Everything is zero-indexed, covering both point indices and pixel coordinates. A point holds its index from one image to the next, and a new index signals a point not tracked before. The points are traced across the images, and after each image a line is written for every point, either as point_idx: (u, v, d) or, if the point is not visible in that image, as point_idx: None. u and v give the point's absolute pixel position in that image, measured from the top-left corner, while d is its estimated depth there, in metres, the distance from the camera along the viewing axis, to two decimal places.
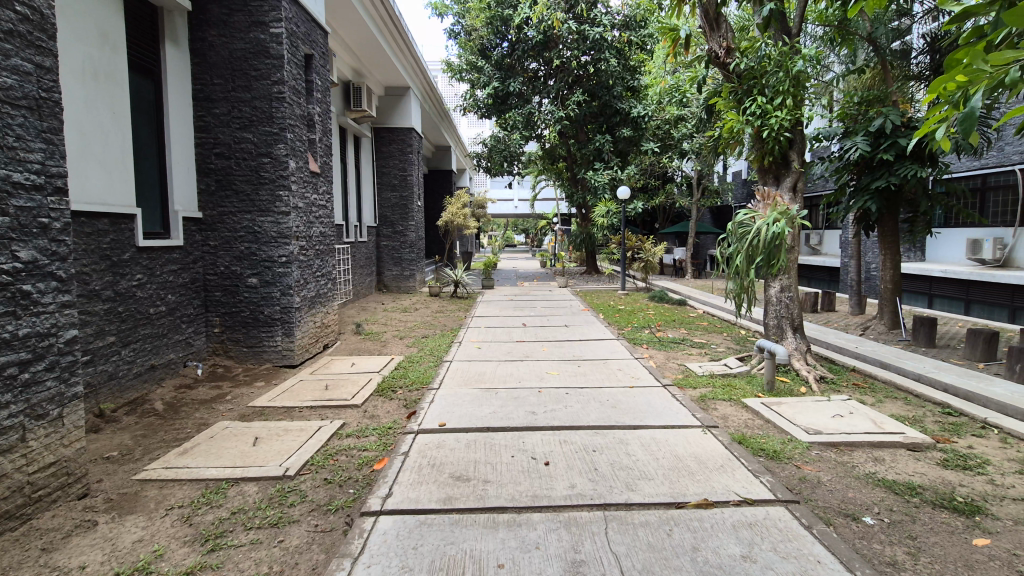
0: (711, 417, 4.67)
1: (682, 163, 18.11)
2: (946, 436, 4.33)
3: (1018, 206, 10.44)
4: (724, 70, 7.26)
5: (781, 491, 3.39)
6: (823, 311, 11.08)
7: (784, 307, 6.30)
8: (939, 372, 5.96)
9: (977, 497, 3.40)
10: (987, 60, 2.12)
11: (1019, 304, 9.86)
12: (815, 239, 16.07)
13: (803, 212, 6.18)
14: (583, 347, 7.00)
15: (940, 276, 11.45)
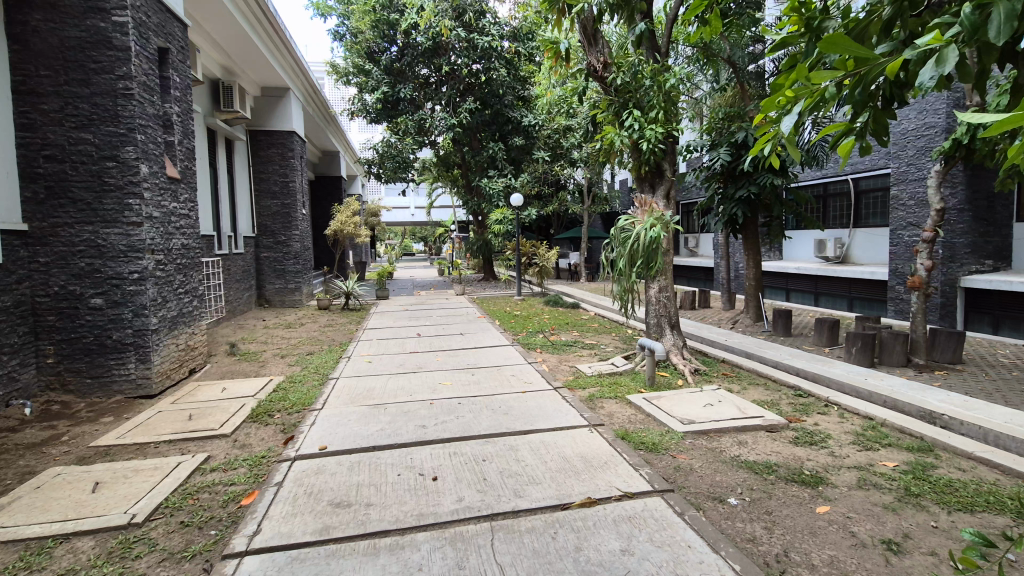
0: (598, 415, 4.84)
1: (573, 172, 18.94)
2: (797, 415, 4.86)
3: (852, 210, 12.11)
4: (602, 83, 7.64)
5: (658, 482, 3.58)
6: (700, 307, 12.06)
7: (662, 306, 6.73)
8: (793, 358, 6.70)
9: (820, 468, 3.83)
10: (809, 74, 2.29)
11: (855, 294, 11.44)
12: (692, 242, 17.54)
13: (677, 218, 6.64)
14: (477, 355, 6.97)
15: (795, 272, 12.97)
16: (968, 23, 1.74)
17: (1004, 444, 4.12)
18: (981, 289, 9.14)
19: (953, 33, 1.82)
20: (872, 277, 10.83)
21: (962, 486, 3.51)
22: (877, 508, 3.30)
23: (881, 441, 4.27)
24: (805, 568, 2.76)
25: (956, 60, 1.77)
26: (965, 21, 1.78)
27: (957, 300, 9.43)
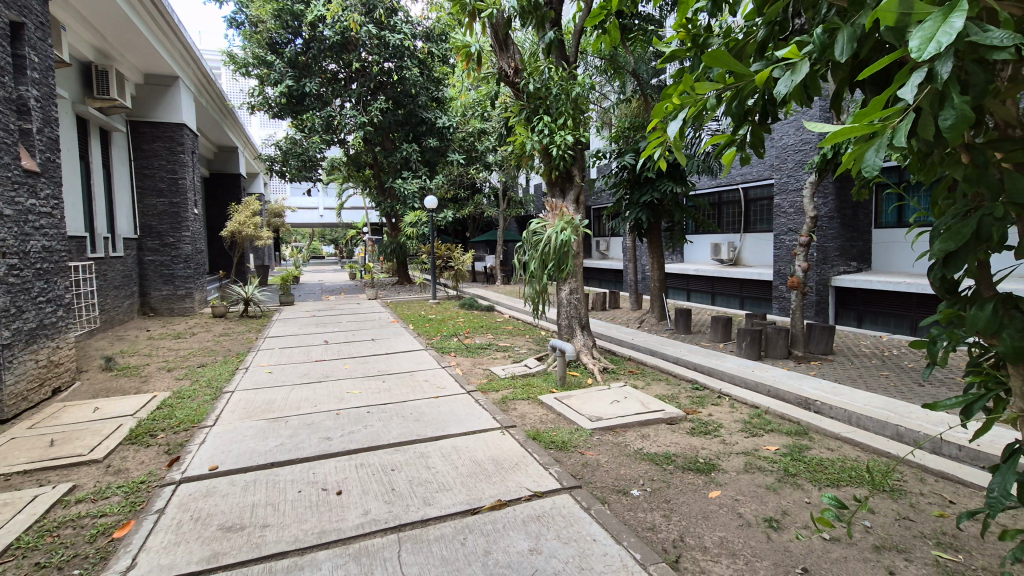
0: (510, 417, 4.88)
1: (489, 175, 19.10)
2: (694, 407, 5.20)
3: (743, 217, 13.24)
4: (514, 89, 7.76)
5: (566, 480, 3.67)
6: (610, 308, 12.60)
7: (572, 308, 6.94)
8: (691, 354, 7.18)
9: (713, 455, 4.12)
10: (693, 87, 2.44)
11: (746, 293, 12.51)
12: (603, 246, 18.32)
13: (586, 221, 6.86)
14: (388, 361, 6.78)
15: (694, 274, 13.94)
16: (820, 44, 1.95)
17: (864, 424, 4.67)
18: (847, 287, 10.34)
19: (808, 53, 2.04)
20: (760, 277, 11.89)
21: (830, 463, 3.93)
22: (761, 489, 3.60)
23: (765, 427, 4.67)
24: (698, 551, 2.96)
25: (808, 77, 1.98)
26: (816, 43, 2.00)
27: (828, 297, 10.61)
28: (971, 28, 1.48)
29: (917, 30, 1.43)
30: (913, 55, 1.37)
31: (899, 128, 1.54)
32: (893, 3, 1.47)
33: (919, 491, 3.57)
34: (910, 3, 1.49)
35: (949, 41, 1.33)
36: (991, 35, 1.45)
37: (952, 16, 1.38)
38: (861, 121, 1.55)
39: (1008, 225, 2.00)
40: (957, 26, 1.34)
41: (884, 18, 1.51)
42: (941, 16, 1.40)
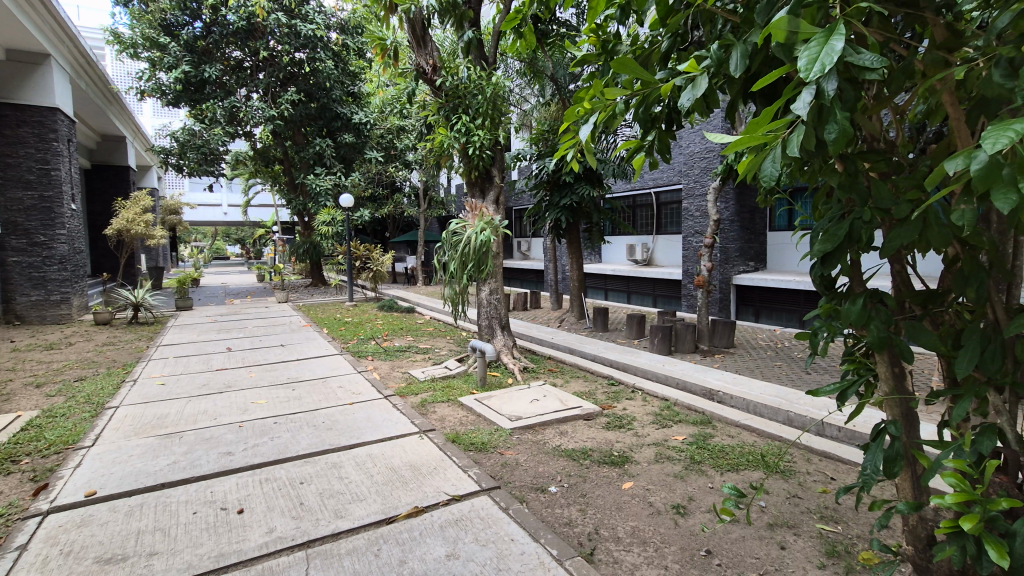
0: (429, 421, 4.79)
1: (409, 174, 18.77)
2: (610, 402, 5.38)
3: (655, 219, 13.96)
4: (432, 87, 7.64)
5: (484, 481, 3.65)
6: (531, 308, 12.80)
7: (493, 309, 6.94)
8: (607, 351, 7.43)
9: (626, 448, 4.28)
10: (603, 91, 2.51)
11: (658, 292, 13.21)
12: (524, 246, 18.61)
13: (506, 222, 6.88)
14: (299, 368, 6.42)
15: (611, 273, 14.50)
16: (718, 55, 2.06)
17: (760, 411, 5.06)
18: (746, 286, 11.21)
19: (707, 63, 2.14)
20: (670, 277, 12.59)
21: (731, 449, 4.21)
22: (670, 477, 3.79)
23: (674, 418, 4.93)
24: (612, 542, 3.05)
25: (707, 86, 2.08)
26: (713, 55, 2.11)
27: (730, 295, 11.44)
28: (846, 49, 1.63)
29: (804, 48, 1.54)
30: (800, 73, 1.48)
31: (789, 141, 1.66)
32: (781, 23, 1.59)
33: (806, 470, 3.92)
34: (797, 24, 1.61)
35: (831, 61, 1.45)
36: (864, 57, 1.59)
37: (833, 38, 1.50)
38: (755, 134, 1.65)
39: (874, 228, 2.24)
40: (836, 48, 1.47)
41: (775, 37, 1.62)
42: (824, 37, 1.52)
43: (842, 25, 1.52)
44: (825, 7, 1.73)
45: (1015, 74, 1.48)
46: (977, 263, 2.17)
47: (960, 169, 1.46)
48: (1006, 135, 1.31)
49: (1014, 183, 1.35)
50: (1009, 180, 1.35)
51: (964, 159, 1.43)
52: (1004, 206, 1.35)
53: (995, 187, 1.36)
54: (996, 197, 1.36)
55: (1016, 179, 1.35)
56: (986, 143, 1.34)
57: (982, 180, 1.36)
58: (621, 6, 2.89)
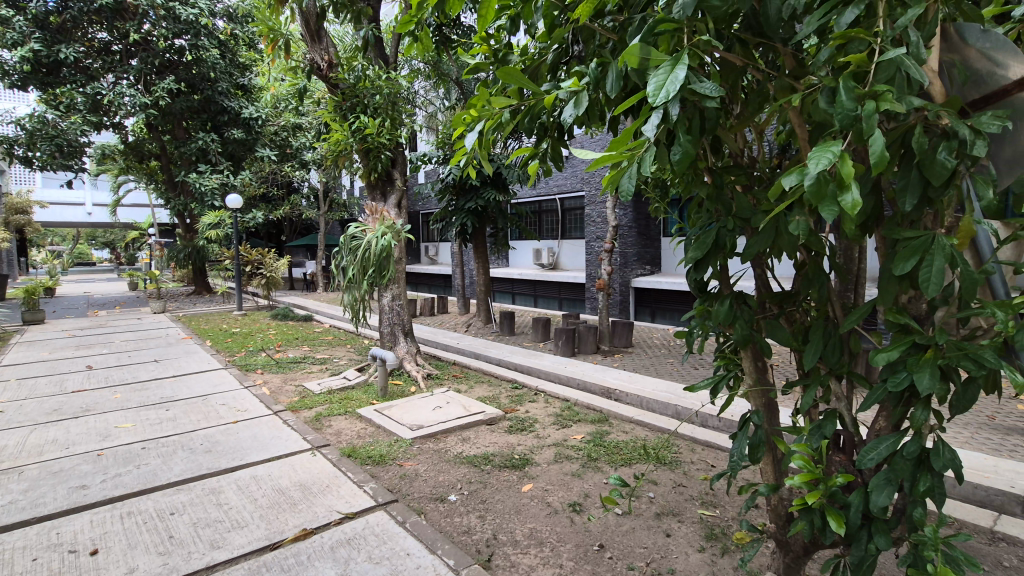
0: (323, 436, 4.54)
1: (307, 174, 17.87)
2: (512, 406, 5.44)
3: (560, 225, 14.45)
4: (327, 83, 7.32)
5: (381, 495, 3.53)
6: (438, 313, 12.68)
7: (395, 315, 6.76)
8: (511, 355, 7.51)
9: (527, 451, 4.34)
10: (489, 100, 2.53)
11: (563, 295, 13.66)
12: (432, 251, 18.46)
13: (407, 226, 6.73)
14: (174, 386, 5.81)
15: (518, 277, 14.76)
16: (593, 74, 2.17)
17: (652, 407, 5.37)
18: (643, 288, 11.90)
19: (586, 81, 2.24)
20: (574, 280, 13.08)
21: (624, 445, 4.41)
22: (567, 476, 3.89)
23: (574, 418, 5.09)
24: (509, 546, 3.06)
25: (585, 104, 2.17)
26: (591, 74, 2.21)
27: (629, 297, 12.09)
28: (692, 76, 1.79)
29: (654, 74, 1.67)
30: (648, 99, 1.60)
31: (644, 159, 1.79)
32: (634, 49, 1.71)
33: (690, 460, 4.20)
34: (648, 51, 1.74)
35: (675, 89, 1.58)
36: (706, 85, 1.75)
37: (677, 68, 1.63)
38: (614, 150, 1.78)
39: (737, 237, 2.45)
40: (679, 77, 1.59)
41: (630, 61, 1.75)
42: (670, 66, 1.65)
43: (685, 55, 1.65)
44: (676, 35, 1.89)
45: (835, 101, 1.70)
46: (820, 268, 2.45)
47: (794, 183, 1.65)
48: (827, 154, 1.49)
49: (836, 197, 1.54)
50: (833, 193, 1.54)
51: (796, 175, 1.61)
52: (829, 217, 1.53)
53: (820, 198, 1.53)
54: (821, 209, 1.55)
55: (837, 193, 1.53)
56: (812, 161, 1.52)
57: (811, 194, 1.54)
58: (510, 16, 2.91)
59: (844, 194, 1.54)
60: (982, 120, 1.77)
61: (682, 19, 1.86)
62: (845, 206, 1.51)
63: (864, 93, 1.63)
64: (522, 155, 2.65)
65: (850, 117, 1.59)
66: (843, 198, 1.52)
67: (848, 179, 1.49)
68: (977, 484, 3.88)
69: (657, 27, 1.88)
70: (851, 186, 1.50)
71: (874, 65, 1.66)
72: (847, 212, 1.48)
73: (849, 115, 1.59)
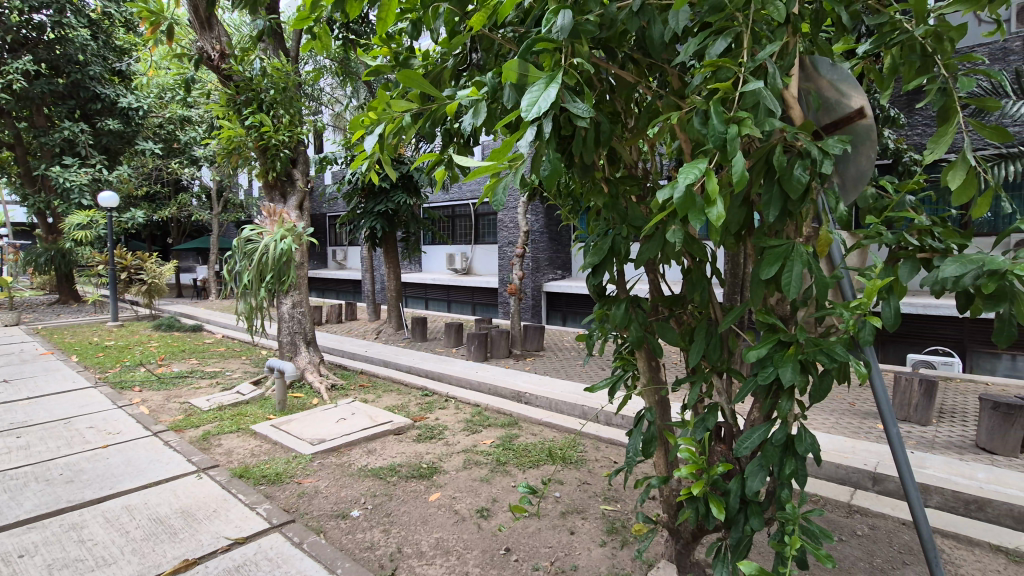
0: (212, 456, 4.18)
1: (198, 171, 16.51)
2: (422, 414, 5.35)
3: (473, 230, 14.51)
4: (219, 75, 6.80)
5: (276, 516, 3.30)
6: (346, 320, 12.22)
7: (296, 323, 6.42)
8: (422, 362, 7.39)
9: (436, 459, 4.27)
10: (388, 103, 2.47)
11: (476, 300, 13.70)
12: (340, 255, 17.88)
13: (309, 230, 6.39)
14: (30, 409, 5.08)
15: (431, 283, 14.62)
16: (491, 86, 2.19)
17: (561, 408, 5.51)
18: (554, 292, 12.22)
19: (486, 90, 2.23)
20: (487, 285, 13.18)
21: (533, 447, 4.48)
22: (476, 482, 3.87)
23: (484, 423, 5.09)
24: (414, 558, 2.99)
25: (485, 113, 2.18)
26: (489, 84, 2.20)
27: (541, 301, 12.36)
28: (568, 95, 1.89)
29: (529, 91, 1.76)
30: (522, 113, 1.69)
31: (520, 170, 1.93)
32: (514, 65, 1.81)
33: (595, 457, 4.35)
34: (526, 67, 1.87)
35: (546, 106, 1.69)
36: (579, 106, 1.87)
37: (549, 86, 1.75)
38: (493, 161, 1.85)
39: (630, 244, 2.59)
40: (550, 95, 1.71)
41: (510, 76, 1.87)
42: (545, 84, 1.76)
43: (559, 74, 1.77)
44: (555, 53, 1.98)
45: (708, 122, 1.86)
46: (704, 273, 2.64)
47: (667, 196, 1.76)
48: (694, 171, 1.62)
49: (704, 210, 1.67)
50: (701, 205, 1.66)
51: (670, 187, 1.73)
52: (698, 227, 1.66)
53: (691, 210, 1.65)
54: (692, 219, 1.67)
55: (706, 206, 1.66)
56: (682, 174, 1.65)
57: (681, 206, 1.65)
58: (412, 19, 2.87)
59: (711, 208, 1.67)
60: (829, 143, 2.01)
61: (559, 39, 1.95)
62: (713, 219, 1.65)
63: (730, 115, 1.80)
64: (426, 160, 2.60)
65: (720, 138, 1.74)
66: (710, 209, 1.65)
67: (714, 193, 1.62)
68: (838, 464, 4.37)
69: (535, 46, 1.98)
70: (716, 200, 1.65)
71: (739, 91, 1.86)
72: (715, 223, 1.63)
73: (719, 136, 1.74)
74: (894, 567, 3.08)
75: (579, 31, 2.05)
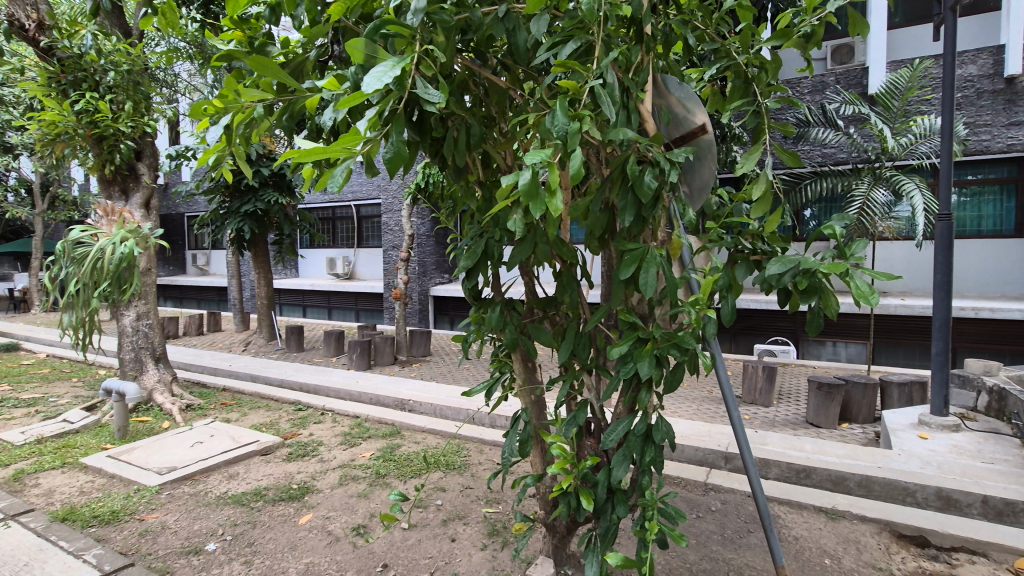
0: (25, 500, 3.51)
1: (13, 161, 13.95)
2: (294, 430, 4.97)
3: (355, 233, 13.96)
4: (37, 49, 5.77)
5: (109, 562, 2.85)
6: (209, 332, 11.08)
7: (141, 337, 5.66)
8: (296, 374, 6.90)
9: (308, 478, 3.98)
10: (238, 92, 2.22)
11: (359, 306, 13.16)
12: (201, 260, 16.25)
13: (158, 232, 5.67)
14: None
15: (309, 289, 13.77)
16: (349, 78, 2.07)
17: (445, 413, 5.44)
18: (441, 296, 12.15)
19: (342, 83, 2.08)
20: (371, 290, 12.73)
21: (414, 456, 4.36)
22: (352, 498, 3.67)
23: (363, 435, 4.86)
24: None
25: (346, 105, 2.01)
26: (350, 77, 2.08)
27: (428, 305, 12.21)
28: (418, 81, 1.81)
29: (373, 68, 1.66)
30: (363, 87, 1.58)
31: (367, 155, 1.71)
32: (358, 44, 1.71)
33: (478, 461, 4.35)
34: (373, 49, 1.77)
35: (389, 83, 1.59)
36: (429, 91, 1.78)
37: (395, 66, 1.67)
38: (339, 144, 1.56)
39: (502, 247, 2.61)
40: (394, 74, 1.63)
41: (355, 56, 1.76)
42: (390, 63, 1.67)
43: (406, 56, 1.71)
44: (408, 40, 1.90)
45: (553, 120, 1.94)
46: (571, 276, 2.74)
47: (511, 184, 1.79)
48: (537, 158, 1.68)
49: (546, 199, 1.73)
50: (542, 196, 1.73)
51: (513, 175, 1.80)
52: (538, 215, 1.72)
53: (532, 199, 1.70)
54: (534, 207, 1.71)
55: (547, 196, 1.74)
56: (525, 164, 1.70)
57: (524, 193, 1.69)
58: (270, 5, 2.62)
59: (553, 198, 1.75)
60: (674, 153, 2.18)
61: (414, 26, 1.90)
62: (553, 209, 1.73)
63: (573, 113, 1.90)
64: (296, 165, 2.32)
65: (564, 133, 1.82)
66: (549, 201, 1.72)
67: (554, 184, 1.70)
68: (696, 447, 4.82)
69: (387, 29, 1.89)
70: (557, 192, 1.73)
71: (585, 91, 2.02)
72: (554, 213, 1.71)
73: (563, 130, 1.82)
74: (740, 536, 3.44)
75: (435, 20, 1.99)
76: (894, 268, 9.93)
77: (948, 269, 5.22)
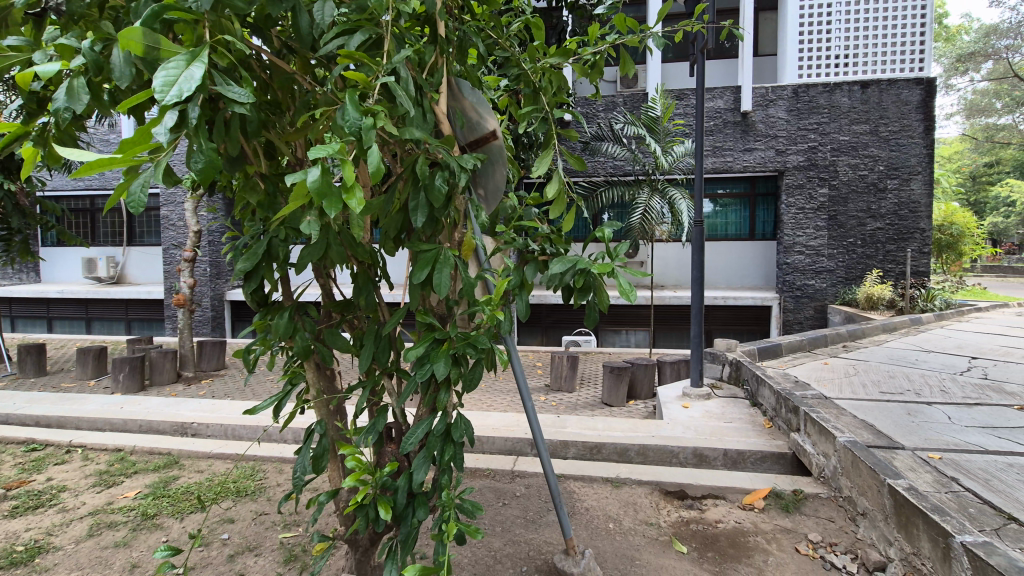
0: None
1: None
2: (22, 478, 3.95)
3: (124, 229, 11.84)
4: None
5: None
6: None
7: None
8: (31, 404, 5.53)
9: (41, 535, 3.18)
10: None
11: (131, 316, 11.12)
12: None
13: None
14: None
15: (57, 297, 11.18)
16: (88, 55, 1.50)
17: (237, 433, 4.85)
18: (239, 301, 10.95)
19: (80, 60, 1.54)
20: (147, 296, 10.85)
21: (195, 487, 3.79)
22: (106, 550, 3.03)
23: (126, 471, 4.07)
24: None
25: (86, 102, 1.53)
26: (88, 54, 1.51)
27: (224, 312, 10.91)
28: (216, 77, 1.54)
29: (163, 65, 1.37)
30: (157, 94, 1.28)
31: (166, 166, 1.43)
32: (135, 33, 1.38)
33: (275, 482, 3.96)
34: (154, 39, 1.42)
35: (191, 87, 1.33)
36: (233, 89, 1.54)
37: (193, 64, 1.39)
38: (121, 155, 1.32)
39: (290, 245, 2.37)
40: (194, 75, 1.35)
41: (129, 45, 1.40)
42: (186, 61, 1.40)
43: (204, 53, 1.44)
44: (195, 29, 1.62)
45: (342, 113, 1.78)
46: (367, 276, 2.61)
47: (299, 180, 1.62)
48: (326, 150, 1.54)
49: (341, 198, 1.61)
50: (337, 193, 1.59)
51: (301, 172, 1.62)
52: (333, 214, 1.57)
53: (326, 196, 1.55)
54: (327, 205, 1.55)
55: (342, 194, 1.61)
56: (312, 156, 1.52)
57: (316, 189, 1.53)
58: None
59: (348, 197, 1.63)
60: (462, 158, 2.19)
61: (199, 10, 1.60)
62: (350, 206, 1.62)
63: (366, 109, 1.78)
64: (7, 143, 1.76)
65: (356, 128, 1.69)
66: (348, 198, 1.61)
67: (351, 180, 1.58)
68: (504, 437, 5.07)
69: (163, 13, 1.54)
70: (353, 190, 1.62)
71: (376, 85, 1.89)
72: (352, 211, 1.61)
73: (354, 126, 1.69)
74: (540, 516, 3.71)
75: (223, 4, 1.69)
76: (666, 266, 11.80)
77: (701, 266, 6.34)
